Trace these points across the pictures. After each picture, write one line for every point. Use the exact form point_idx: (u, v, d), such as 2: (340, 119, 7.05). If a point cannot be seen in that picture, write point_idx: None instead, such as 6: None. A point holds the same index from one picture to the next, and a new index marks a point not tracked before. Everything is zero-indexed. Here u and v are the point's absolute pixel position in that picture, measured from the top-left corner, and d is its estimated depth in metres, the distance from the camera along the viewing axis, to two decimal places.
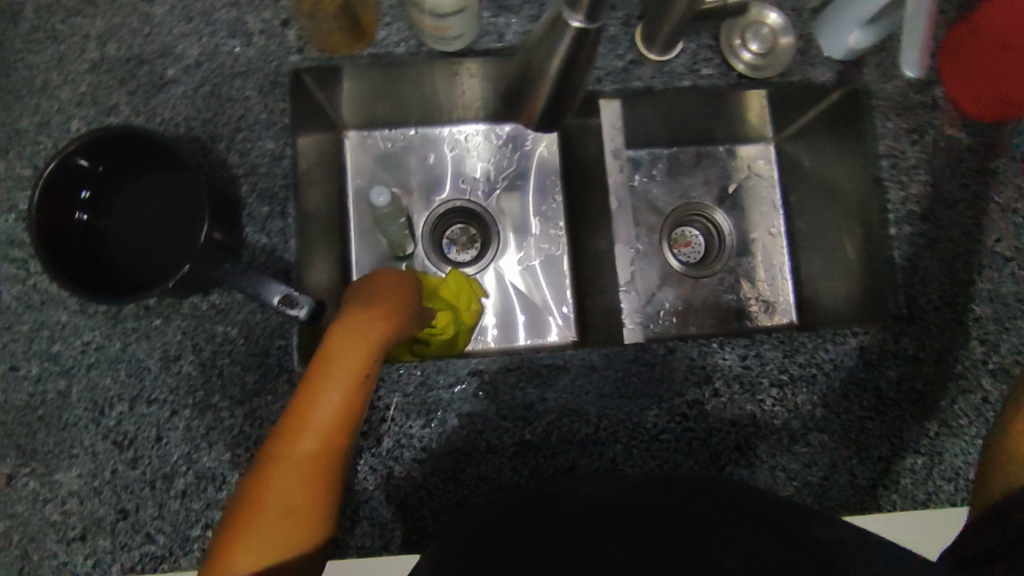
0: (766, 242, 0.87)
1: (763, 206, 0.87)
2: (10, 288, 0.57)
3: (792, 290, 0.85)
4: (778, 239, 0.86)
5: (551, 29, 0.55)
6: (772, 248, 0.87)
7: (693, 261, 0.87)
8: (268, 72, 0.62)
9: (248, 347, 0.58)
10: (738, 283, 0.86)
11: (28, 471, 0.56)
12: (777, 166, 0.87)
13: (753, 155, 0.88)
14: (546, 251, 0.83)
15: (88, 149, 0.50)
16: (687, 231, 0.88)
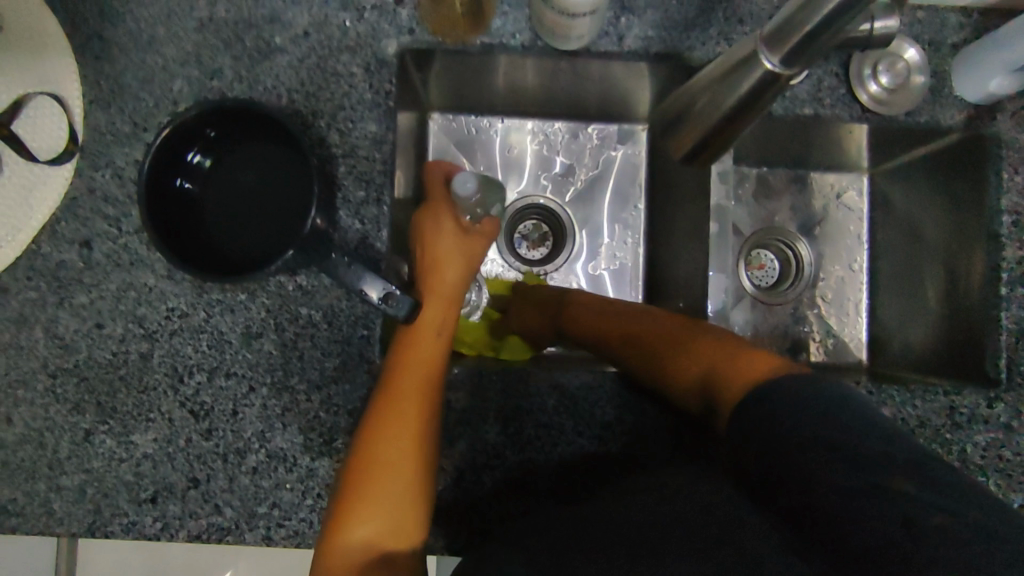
0: (846, 276, 0.83)
1: (848, 239, 0.84)
2: (100, 245, 0.57)
3: (865, 327, 0.81)
4: (858, 274, 0.83)
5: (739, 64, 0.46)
6: (851, 284, 0.83)
7: (766, 285, 0.85)
8: (377, 51, 0.59)
9: (331, 333, 0.57)
10: (810, 314, 0.83)
11: (106, 429, 0.56)
12: (867, 200, 0.83)
13: (845, 184, 0.84)
14: (619, 258, 0.81)
15: (202, 117, 0.49)
16: (764, 254, 0.85)
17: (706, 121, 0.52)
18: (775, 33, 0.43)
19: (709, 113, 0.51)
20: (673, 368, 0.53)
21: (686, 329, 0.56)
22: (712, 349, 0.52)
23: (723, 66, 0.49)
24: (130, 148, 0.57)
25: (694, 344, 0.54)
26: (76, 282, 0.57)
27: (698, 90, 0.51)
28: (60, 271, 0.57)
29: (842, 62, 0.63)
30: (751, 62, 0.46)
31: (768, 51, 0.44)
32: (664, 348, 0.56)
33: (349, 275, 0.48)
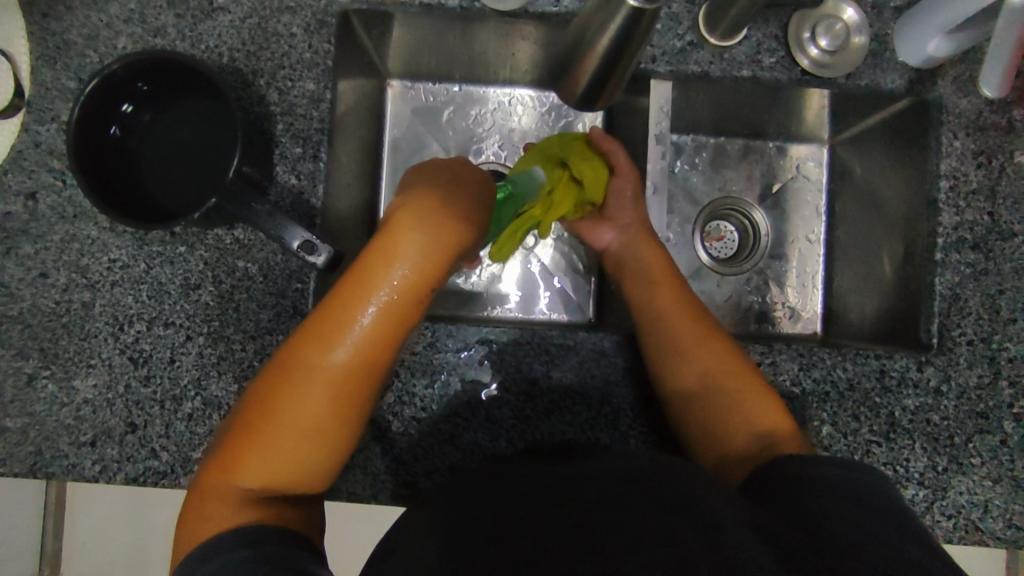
0: (803, 248, 0.83)
1: (805, 211, 0.83)
2: (45, 198, 0.59)
3: (821, 299, 0.81)
4: (816, 246, 0.83)
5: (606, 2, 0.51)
6: (807, 255, 0.83)
7: (724, 257, 0.85)
8: (317, 11, 0.60)
9: (265, 285, 0.58)
10: (766, 286, 0.83)
11: (48, 374, 0.58)
12: (826, 171, 0.83)
13: (804, 155, 0.83)
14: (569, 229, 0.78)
15: (133, 70, 0.51)
16: (722, 225, 0.85)
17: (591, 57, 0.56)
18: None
19: (589, 50, 0.56)
20: (721, 403, 0.58)
21: (731, 357, 0.59)
22: (754, 398, 0.57)
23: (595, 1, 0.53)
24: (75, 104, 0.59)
25: (744, 389, 0.57)
26: (23, 232, 0.59)
27: (578, 28, 0.56)
28: (7, 222, 0.58)
29: (783, 25, 0.63)
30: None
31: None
32: (720, 377, 0.59)
33: (270, 223, 0.50)
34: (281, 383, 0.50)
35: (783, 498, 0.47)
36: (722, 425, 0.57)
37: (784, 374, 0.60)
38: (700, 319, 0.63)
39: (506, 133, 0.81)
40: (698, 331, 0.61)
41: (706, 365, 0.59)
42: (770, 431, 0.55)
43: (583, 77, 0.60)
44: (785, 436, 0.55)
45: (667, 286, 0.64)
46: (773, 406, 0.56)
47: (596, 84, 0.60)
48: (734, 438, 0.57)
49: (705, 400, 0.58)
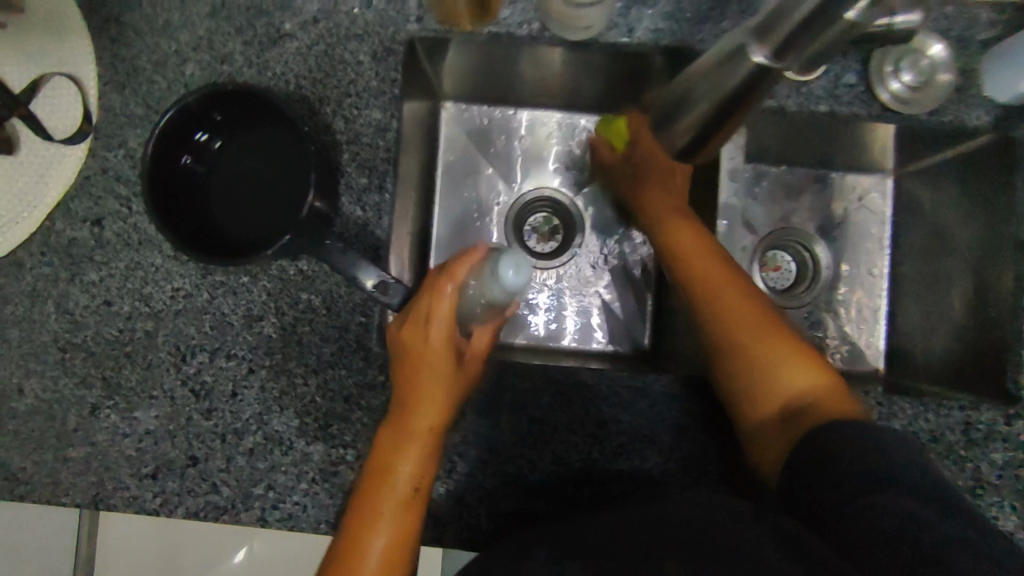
0: (866, 282, 0.80)
1: (868, 243, 0.81)
2: (111, 225, 0.58)
3: (884, 335, 0.79)
4: (880, 281, 0.80)
5: (728, 60, 0.48)
6: (870, 289, 0.80)
7: (782, 288, 0.82)
8: (384, 37, 0.59)
9: (328, 319, 0.57)
10: (826, 320, 0.80)
11: (111, 404, 0.58)
12: (891, 204, 0.80)
13: (867, 186, 0.81)
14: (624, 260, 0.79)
15: (208, 98, 0.50)
16: (779, 255, 0.82)
17: (696, 112, 0.54)
18: (766, 26, 0.45)
19: (697, 106, 0.53)
20: (765, 368, 0.52)
21: (765, 316, 0.54)
22: (794, 361, 0.51)
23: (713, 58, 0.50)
24: (143, 130, 0.59)
25: (776, 345, 0.52)
26: (88, 259, 0.58)
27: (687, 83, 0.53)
28: (72, 248, 0.58)
29: (865, 58, 0.61)
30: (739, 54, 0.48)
31: (757, 44, 0.46)
32: (753, 341, 0.52)
33: (343, 262, 0.49)
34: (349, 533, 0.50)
35: (818, 491, 0.43)
36: (759, 388, 0.51)
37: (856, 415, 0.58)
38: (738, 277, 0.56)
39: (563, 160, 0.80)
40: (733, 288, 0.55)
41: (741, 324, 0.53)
42: (808, 396, 0.50)
43: (684, 133, 0.57)
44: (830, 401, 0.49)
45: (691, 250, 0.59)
46: (813, 368, 0.51)
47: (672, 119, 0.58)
48: (769, 403, 0.51)
49: (732, 362, 0.53)
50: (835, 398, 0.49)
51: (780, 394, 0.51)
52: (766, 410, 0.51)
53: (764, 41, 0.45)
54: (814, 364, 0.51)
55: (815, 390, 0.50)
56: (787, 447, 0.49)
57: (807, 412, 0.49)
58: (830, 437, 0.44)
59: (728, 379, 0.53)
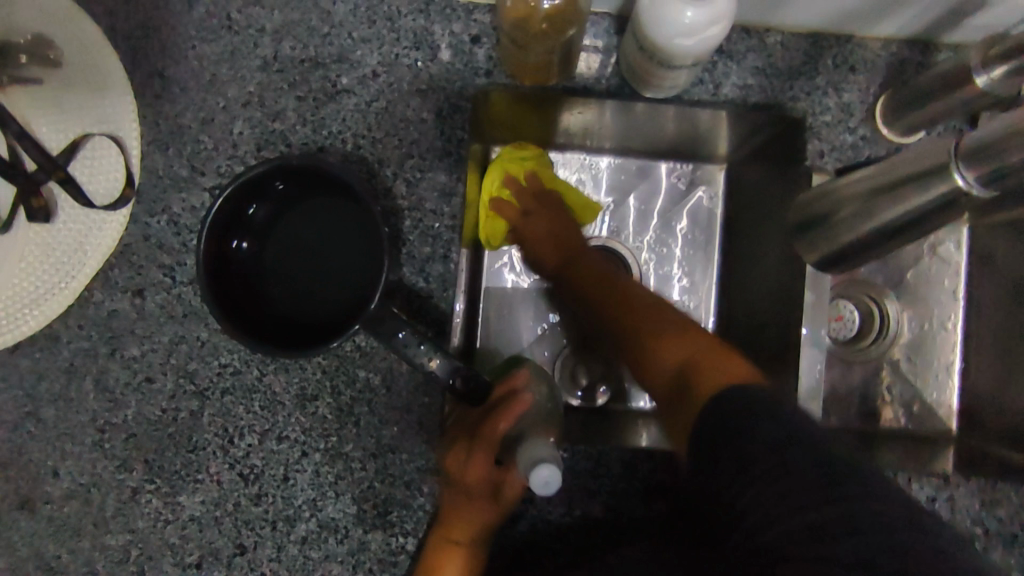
0: (937, 339, 0.68)
1: (941, 296, 0.68)
2: (154, 295, 0.54)
3: (958, 394, 0.67)
4: (953, 338, 0.68)
5: (921, 177, 0.44)
6: (941, 345, 0.68)
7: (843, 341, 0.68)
8: (450, 94, 0.55)
9: (389, 399, 0.53)
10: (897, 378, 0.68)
11: (153, 488, 0.53)
12: (965, 254, 0.68)
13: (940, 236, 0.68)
14: (686, 302, 0.69)
15: (265, 175, 0.47)
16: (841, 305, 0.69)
17: (848, 231, 0.49)
18: (982, 149, 0.41)
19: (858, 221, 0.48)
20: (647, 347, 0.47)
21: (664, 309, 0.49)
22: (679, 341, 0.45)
23: (892, 176, 0.46)
24: (187, 193, 0.55)
25: (653, 320, 0.48)
26: (129, 332, 0.54)
27: (849, 198, 0.48)
28: (113, 320, 0.54)
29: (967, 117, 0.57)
30: (941, 172, 0.43)
31: (969, 165, 0.42)
32: (641, 336, 0.48)
33: (417, 354, 0.45)
34: None
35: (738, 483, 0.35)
36: (648, 364, 0.46)
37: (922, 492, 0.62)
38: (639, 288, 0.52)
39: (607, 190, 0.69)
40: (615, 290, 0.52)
41: (623, 317, 0.50)
42: (681, 366, 0.44)
43: (824, 247, 0.51)
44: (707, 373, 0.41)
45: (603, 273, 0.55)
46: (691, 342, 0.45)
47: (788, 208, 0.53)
48: (660, 372, 0.45)
49: (642, 323, 0.48)
50: (711, 361, 0.42)
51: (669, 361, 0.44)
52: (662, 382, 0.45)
53: (976, 166, 0.42)
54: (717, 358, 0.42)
55: (684, 358, 0.44)
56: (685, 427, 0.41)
57: (687, 383, 0.42)
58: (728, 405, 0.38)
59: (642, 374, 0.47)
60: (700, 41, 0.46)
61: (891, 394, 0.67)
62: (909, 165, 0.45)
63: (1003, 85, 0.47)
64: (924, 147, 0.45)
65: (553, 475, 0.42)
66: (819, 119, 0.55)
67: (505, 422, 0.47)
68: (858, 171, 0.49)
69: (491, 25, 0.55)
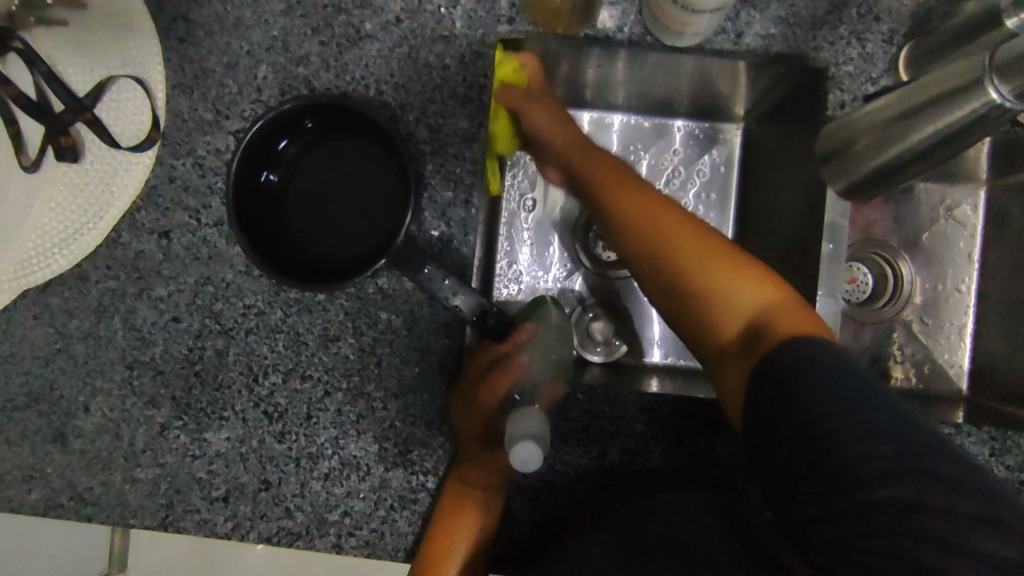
0: (948, 299, 0.69)
1: (954, 257, 0.69)
2: (179, 237, 0.55)
3: (967, 353, 0.68)
4: (965, 298, 0.69)
5: (944, 99, 0.46)
6: (954, 306, 0.69)
7: (854, 301, 0.69)
8: (472, 40, 0.55)
9: (410, 341, 0.54)
10: (909, 335, 0.68)
11: (181, 425, 0.55)
12: (982, 216, 0.68)
13: (955, 197, 0.69)
14: None
15: (297, 111, 0.48)
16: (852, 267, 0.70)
17: (867, 162, 0.50)
18: (1013, 61, 0.42)
19: (879, 148, 0.50)
20: (720, 296, 0.45)
21: (707, 239, 0.47)
22: (735, 275, 0.46)
23: (916, 99, 0.48)
24: (212, 137, 0.55)
25: (697, 256, 0.47)
26: (155, 273, 0.55)
27: (866, 127, 0.50)
28: (141, 261, 0.55)
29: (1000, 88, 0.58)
30: (970, 88, 0.45)
31: (1002, 78, 0.43)
32: (710, 278, 0.46)
33: (442, 289, 0.47)
34: (448, 525, 0.53)
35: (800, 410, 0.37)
36: (723, 325, 0.45)
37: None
38: (635, 180, 0.53)
39: (623, 149, 0.70)
40: (653, 210, 0.50)
41: (672, 246, 0.47)
42: (761, 315, 0.44)
43: (843, 177, 0.52)
44: (779, 318, 0.43)
45: (620, 176, 0.54)
46: (759, 283, 0.45)
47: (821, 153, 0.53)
48: (732, 324, 0.45)
49: (677, 254, 0.47)
50: (795, 315, 0.43)
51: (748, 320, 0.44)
52: (733, 332, 0.45)
53: (1008, 80, 0.43)
54: (766, 280, 0.45)
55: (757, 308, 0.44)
56: (744, 362, 0.43)
57: (766, 331, 0.42)
58: (787, 351, 0.40)
59: (681, 325, 0.48)
60: None
61: (903, 352, 0.68)
62: (934, 86, 0.47)
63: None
64: (952, 66, 0.46)
65: (534, 458, 0.45)
66: (841, 69, 0.55)
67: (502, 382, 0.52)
68: (881, 99, 0.50)
69: None
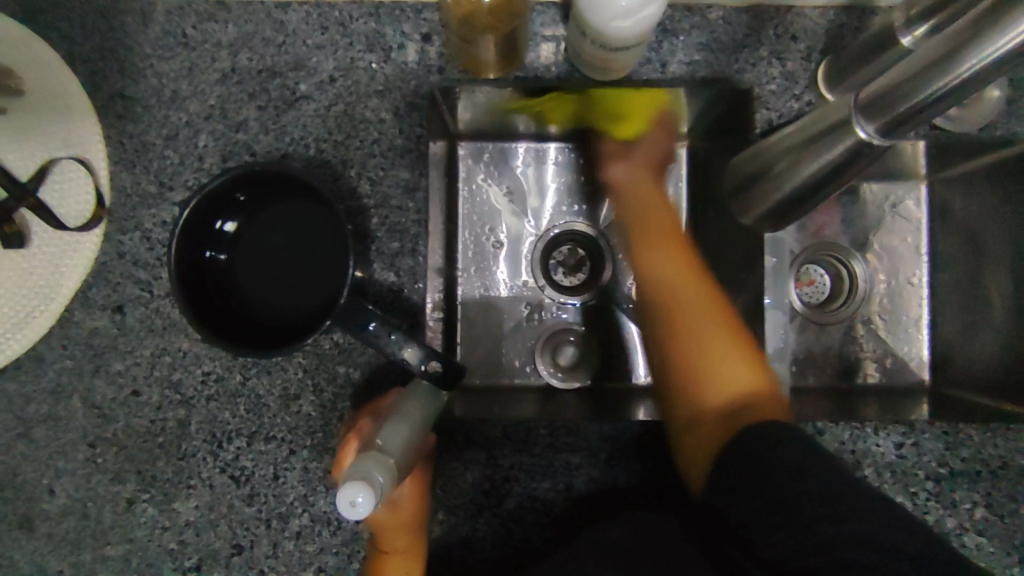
0: (902, 294, 0.68)
1: (903, 252, 0.68)
2: (133, 310, 0.56)
3: (926, 345, 0.67)
4: (919, 290, 0.68)
5: (827, 131, 0.45)
6: (909, 300, 0.68)
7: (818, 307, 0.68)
8: (406, 92, 0.57)
9: (369, 394, 0.55)
10: (871, 334, 0.67)
11: (147, 498, 0.55)
12: (926, 210, 0.68)
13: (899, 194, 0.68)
14: None
15: (233, 181, 0.48)
16: (812, 271, 0.69)
17: (778, 187, 0.51)
18: (875, 101, 0.41)
19: (787, 174, 0.50)
20: (699, 381, 0.43)
21: (712, 293, 0.46)
22: (726, 344, 0.44)
23: (809, 129, 0.47)
24: (157, 209, 0.56)
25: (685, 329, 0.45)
26: (111, 348, 0.55)
27: (778, 153, 0.50)
28: (95, 338, 0.55)
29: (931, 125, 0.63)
30: (845, 127, 0.44)
31: (866, 118, 0.42)
32: (689, 356, 0.44)
33: (390, 344, 0.47)
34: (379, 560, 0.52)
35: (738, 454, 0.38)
36: (691, 392, 0.43)
37: (889, 439, 0.61)
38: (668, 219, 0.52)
39: (586, 179, 0.64)
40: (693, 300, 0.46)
41: (672, 301, 0.46)
42: (736, 402, 0.42)
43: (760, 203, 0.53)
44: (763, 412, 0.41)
45: (643, 206, 0.53)
46: (743, 362, 0.43)
47: (743, 181, 0.53)
48: (707, 399, 0.43)
49: (683, 322, 0.45)
50: (760, 407, 0.41)
51: (710, 394, 0.42)
52: (711, 411, 0.42)
53: (873, 117, 0.42)
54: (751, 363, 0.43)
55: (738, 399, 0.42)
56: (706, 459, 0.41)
57: (737, 418, 0.41)
58: (750, 441, 0.38)
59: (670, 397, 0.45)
60: (639, 22, 0.47)
61: (868, 352, 0.67)
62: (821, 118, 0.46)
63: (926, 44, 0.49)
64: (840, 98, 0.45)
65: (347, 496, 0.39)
66: (765, 88, 0.57)
67: (353, 440, 0.49)
68: (793, 124, 0.49)
69: (440, 21, 0.56)
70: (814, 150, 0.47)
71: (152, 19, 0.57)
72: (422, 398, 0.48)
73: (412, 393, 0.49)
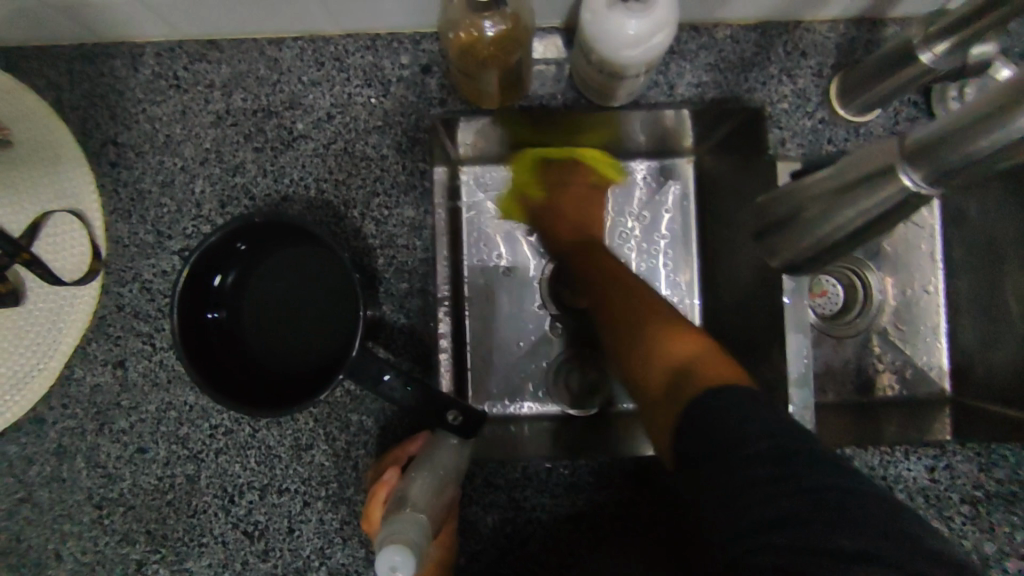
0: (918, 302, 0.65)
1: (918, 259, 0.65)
2: (135, 364, 0.54)
3: (945, 353, 0.64)
4: (935, 298, 0.65)
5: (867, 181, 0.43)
6: (925, 308, 0.65)
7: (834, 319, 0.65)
8: (408, 126, 0.55)
9: (383, 440, 0.53)
10: (890, 346, 0.64)
11: (159, 558, 0.53)
12: (939, 215, 0.65)
13: None
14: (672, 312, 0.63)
15: (231, 234, 0.46)
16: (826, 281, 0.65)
17: (811, 235, 0.47)
18: (922, 148, 0.39)
19: (819, 220, 0.47)
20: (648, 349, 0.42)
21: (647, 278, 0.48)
22: (660, 319, 0.43)
23: (846, 175, 0.44)
24: (156, 259, 0.54)
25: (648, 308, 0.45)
26: (114, 405, 0.54)
27: (808, 200, 0.47)
28: (98, 395, 0.54)
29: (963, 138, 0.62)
30: (886, 175, 0.42)
31: (911, 165, 0.40)
32: (641, 326, 0.43)
33: (405, 397, 0.45)
34: None
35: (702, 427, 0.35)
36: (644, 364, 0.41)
37: (920, 462, 0.60)
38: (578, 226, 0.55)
39: None
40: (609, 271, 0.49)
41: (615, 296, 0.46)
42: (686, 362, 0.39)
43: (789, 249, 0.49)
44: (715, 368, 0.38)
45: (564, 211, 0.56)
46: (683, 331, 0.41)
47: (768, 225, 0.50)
48: (658, 368, 0.40)
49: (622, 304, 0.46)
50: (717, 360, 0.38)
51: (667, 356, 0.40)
52: (657, 379, 0.40)
53: (919, 167, 0.40)
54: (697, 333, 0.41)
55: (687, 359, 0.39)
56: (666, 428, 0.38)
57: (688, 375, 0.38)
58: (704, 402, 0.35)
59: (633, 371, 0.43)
60: (648, 50, 0.46)
61: (883, 361, 0.64)
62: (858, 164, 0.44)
63: (947, 59, 0.48)
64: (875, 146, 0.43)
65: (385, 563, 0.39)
66: (777, 107, 0.56)
67: (381, 495, 0.48)
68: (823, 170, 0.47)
69: (440, 52, 0.55)
70: (851, 197, 0.44)
71: (142, 62, 0.55)
72: (450, 453, 0.47)
73: (438, 443, 0.48)
